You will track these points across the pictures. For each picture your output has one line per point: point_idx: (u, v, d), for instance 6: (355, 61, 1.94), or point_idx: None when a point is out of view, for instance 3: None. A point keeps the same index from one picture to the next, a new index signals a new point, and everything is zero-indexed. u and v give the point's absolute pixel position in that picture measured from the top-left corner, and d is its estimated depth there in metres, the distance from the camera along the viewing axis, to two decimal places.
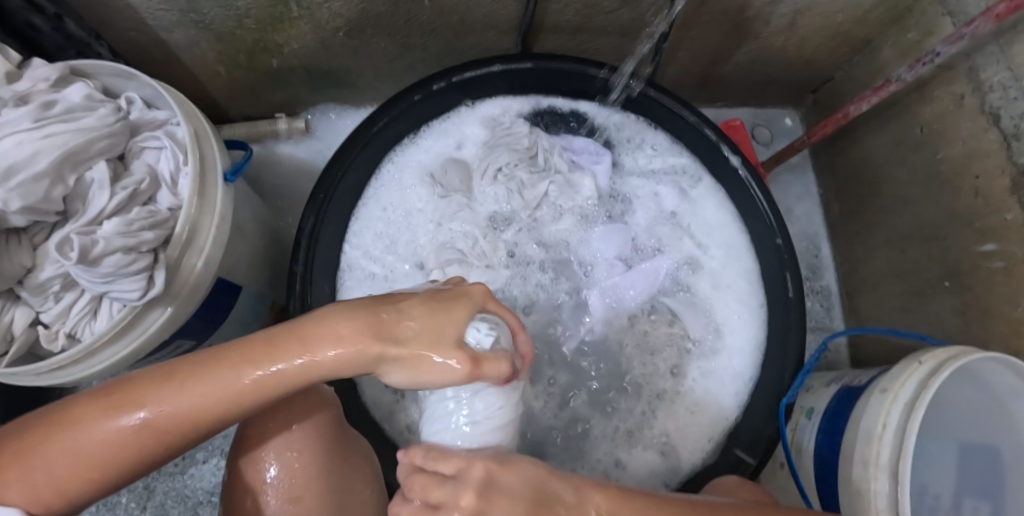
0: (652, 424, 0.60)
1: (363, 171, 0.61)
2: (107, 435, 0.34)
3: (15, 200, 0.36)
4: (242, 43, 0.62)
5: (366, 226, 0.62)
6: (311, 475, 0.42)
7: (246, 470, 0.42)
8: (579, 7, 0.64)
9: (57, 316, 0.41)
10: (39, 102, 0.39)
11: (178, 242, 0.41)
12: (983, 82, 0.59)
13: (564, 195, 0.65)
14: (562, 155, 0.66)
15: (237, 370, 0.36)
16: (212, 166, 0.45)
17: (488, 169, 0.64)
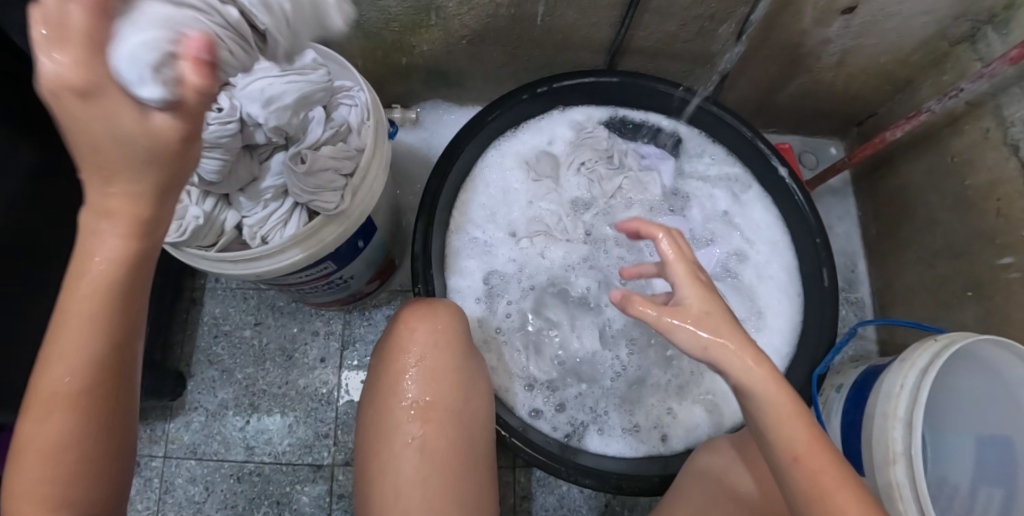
0: (699, 384, 0.68)
1: (472, 154, 0.72)
2: (39, 423, 0.32)
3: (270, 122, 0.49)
4: (388, 41, 0.77)
5: (473, 202, 0.73)
6: (445, 365, 0.52)
7: (392, 358, 0.52)
8: (662, 35, 0.77)
9: (258, 221, 0.55)
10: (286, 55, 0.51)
11: (362, 174, 0.55)
12: (1006, 118, 0.69)
13: (634, 190, 0.76)
14: (634, 157, 0.78)
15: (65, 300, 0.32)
16: (380, 124, 0.58)
17: (574, 162, 0.76)
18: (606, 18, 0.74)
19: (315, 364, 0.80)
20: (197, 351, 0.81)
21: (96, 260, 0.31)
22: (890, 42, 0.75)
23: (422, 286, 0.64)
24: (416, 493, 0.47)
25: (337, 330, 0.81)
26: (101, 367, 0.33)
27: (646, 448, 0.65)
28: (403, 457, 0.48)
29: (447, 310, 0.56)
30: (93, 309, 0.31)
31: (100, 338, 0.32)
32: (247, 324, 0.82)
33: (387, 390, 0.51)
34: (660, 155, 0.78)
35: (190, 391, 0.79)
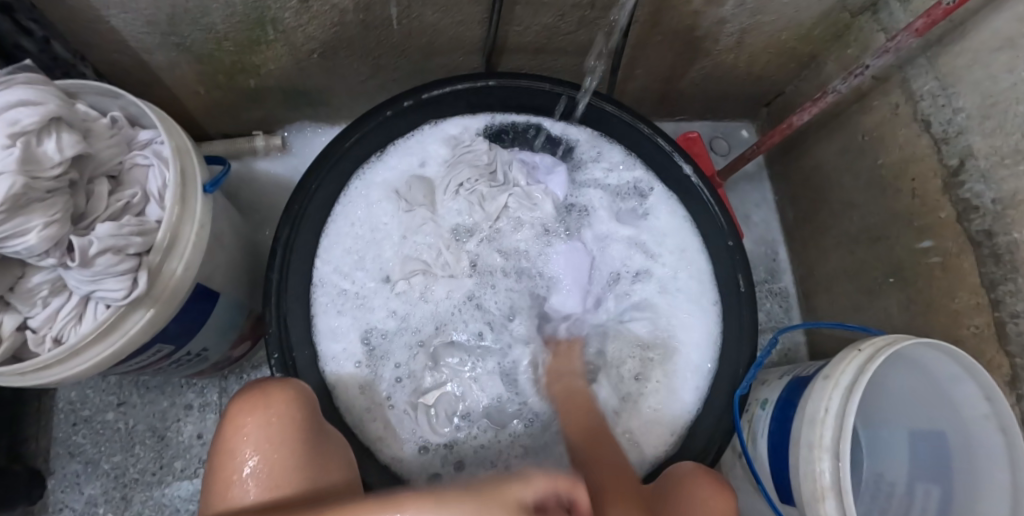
0: (614, 421, 0.63)
1: (324, 195, 0.62)
2: None
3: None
4: (222, 64, 0.66)
5: (333, 248, 0.63)
6: (284, 465, 0.42)
7: (219, 463, 0.43)
8: (539, 29, 0.68)
9: (44, 321, 0.44)
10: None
11: (161, 249, 0.43)
12: (914, 92, 0.65)
13: (523, 208, 0.68)
14: (520, 170, 0.69)
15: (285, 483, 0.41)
16: (191, 178, 0.47)
17: (451, 185, 0.67)
18: (471, 16, 0.64)
19: (191, 443, 0.70)
20: (56, 443, 0.70)
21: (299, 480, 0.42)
22: (787, 18, 0.69)
23: (278, 355, 0.56)
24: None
25: (213, 401, 0.71)
26: None
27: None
28: None
29: (286, 396, 0.46)
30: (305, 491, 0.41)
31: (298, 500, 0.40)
32: (109, 406, 0.71)
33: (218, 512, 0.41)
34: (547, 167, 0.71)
35: (52, 490, 0.69)
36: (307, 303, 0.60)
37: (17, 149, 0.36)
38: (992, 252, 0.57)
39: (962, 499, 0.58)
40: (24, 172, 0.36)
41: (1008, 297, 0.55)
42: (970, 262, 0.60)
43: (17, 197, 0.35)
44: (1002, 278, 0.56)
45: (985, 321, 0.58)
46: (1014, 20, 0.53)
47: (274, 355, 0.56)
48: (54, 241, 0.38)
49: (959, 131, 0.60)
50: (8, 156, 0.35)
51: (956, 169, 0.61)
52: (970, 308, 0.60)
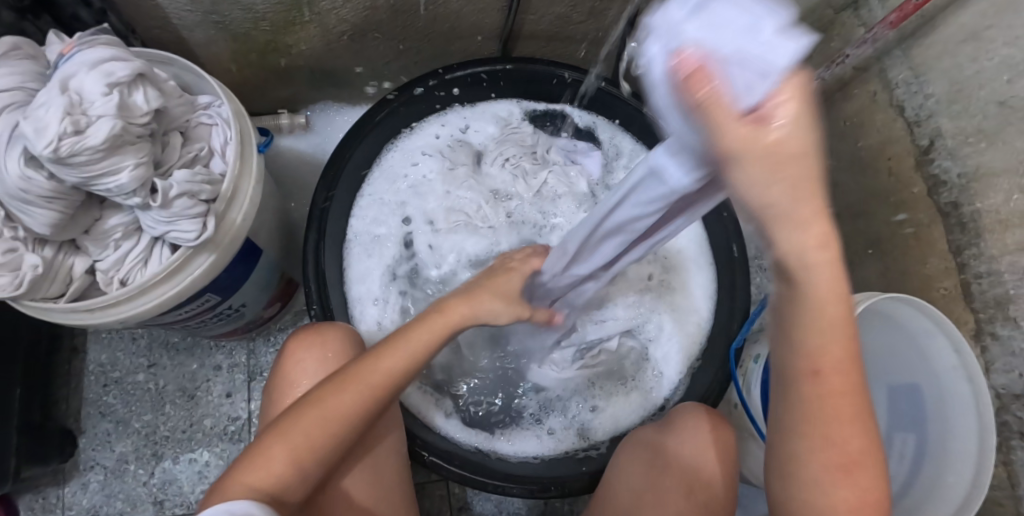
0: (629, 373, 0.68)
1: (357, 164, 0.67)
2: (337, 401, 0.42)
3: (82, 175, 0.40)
4: (256, 43, 0.70)
5: (369, 203, 0.69)
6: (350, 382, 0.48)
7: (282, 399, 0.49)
8: (553, 18, 0.74)
9: (112, 264, 0.48)
10: (97, 81, 0.41)
11: (225, 198, 0.48)
12: (890, 81, 0.73)
13: (562, 183, 0.73)
14: (559, 152, 0.75)
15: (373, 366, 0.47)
16: (249, 137, 0.52)
17: (498, 155, 0.74)
18: (492, 3, 0.70)
19: (221, 402, 0.73)
20: (87, 404, 0.73)
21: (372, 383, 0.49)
22: None
23: (318, 306, 0.60)
24: (354, 484, 0.48)
25: (241, 361, 0.74)
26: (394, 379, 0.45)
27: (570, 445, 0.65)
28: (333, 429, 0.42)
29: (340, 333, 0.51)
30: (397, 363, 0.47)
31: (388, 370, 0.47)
32: (139, 368, 0.74)
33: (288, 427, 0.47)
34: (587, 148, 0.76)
35: (83, 449, 0.71)
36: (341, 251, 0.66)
37: (115, 96, 0.40)
38: (958, 221, 0.64)
39: (936, 440, 0.65)
40: (120, 117, 0.40)
41: (973, 260, 0.62)
42: (939, 232, 0.67)
43: (115, 138, 0.40)
44: (967, 243, 0.63)
45: (954, 283, 0.65)
46: (977, 15, 0.61)
47: (315, 304, 0.60)
48: (141, 182, 0.42)
49: (929, 114, 0.67)
50: (108, 102, 0.40)
51: (926, 149, 0.68)
52: (939, 272, 0.67)
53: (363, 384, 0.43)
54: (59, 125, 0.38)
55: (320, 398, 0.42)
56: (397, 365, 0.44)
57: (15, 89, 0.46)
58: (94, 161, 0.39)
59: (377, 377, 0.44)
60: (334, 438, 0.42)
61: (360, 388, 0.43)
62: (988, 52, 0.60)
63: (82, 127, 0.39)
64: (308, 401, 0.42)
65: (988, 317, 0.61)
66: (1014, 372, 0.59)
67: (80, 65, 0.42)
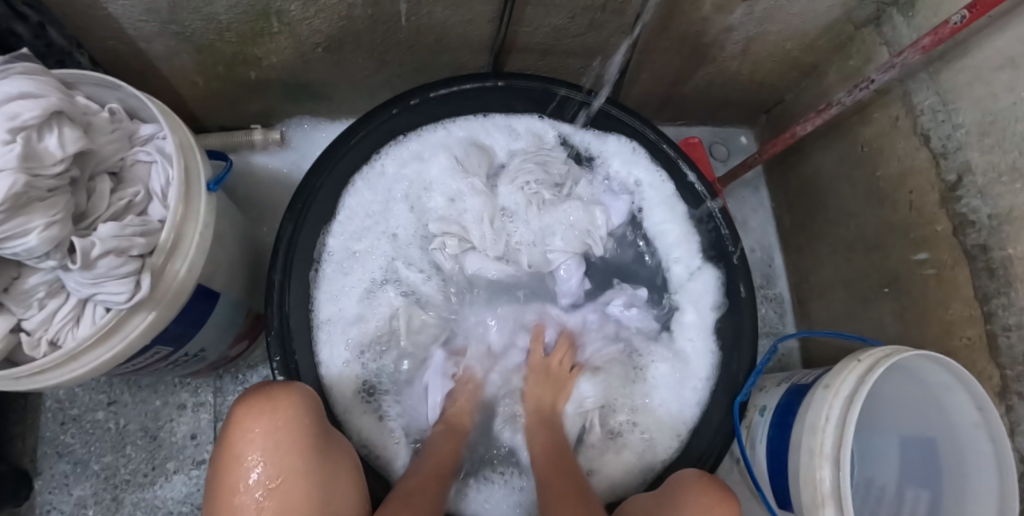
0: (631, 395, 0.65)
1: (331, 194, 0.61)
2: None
3: None
4: (222, 55, 0.64)
5: (352, 217, 0.62)
6: (296, 455, 0.43)
7: (230, 484, 0.42)
8: (548, 30, 0.68)
9: (39, 324, 0.43)
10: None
11: (164, 250, 0.42)
12: (915, 106, 0.67)
13: (581, 221, 0.68)
14: (587, 184, 0.69)
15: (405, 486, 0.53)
16: (194, 175, 0.46)
17: (515, 175, 0.67)
18: (480, 15, 0.63)
19: (185, 444, 0.68)
20: (43, 443, 0.68)
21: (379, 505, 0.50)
22: (792, 27, 0.69)
23: (280, 358, 0.56)
24: None
25: (207, 400, 0.69)
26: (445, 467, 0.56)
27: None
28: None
29: (292, 399, 0.45)
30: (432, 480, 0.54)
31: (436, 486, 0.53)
32: (99, 405, 0.69)
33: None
34: (616, 190, 0.69)
35: (40, 491, 0.67)
36: (309, 280, 0.59)
37: (16, 145, 0.34)
38: (986, 266, 0.59)
39: (952, 503, 0.60)
40: (23, 169, 0.34)
41: (1001, 310, 0.57)
42: (964, 275, 0.61)
43: (15, 196, 0.34)
44: (996, 291, 0.58)
45: (978, 333, 0.60)
46: (1015, 40, 0.55)
47: (277, 357, 0.55)
48: (56, 243, 0.37)
49: (958, 147, 0.61)
50: (8, 153, 0.34)
51: (954, 184, 0.62)
52: (963, 319, 0.62)
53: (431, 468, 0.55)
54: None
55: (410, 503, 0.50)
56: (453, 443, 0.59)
57: None
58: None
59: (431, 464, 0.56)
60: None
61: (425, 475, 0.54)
62: None
63: None
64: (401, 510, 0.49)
65: (1017, 375, 0.56)
66: None
67: None
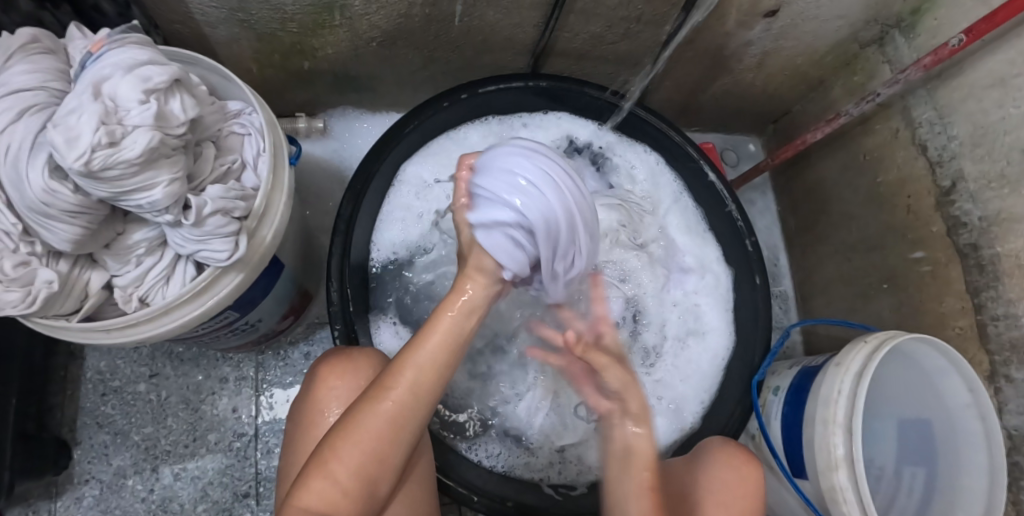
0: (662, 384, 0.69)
1: (415, 141, 0.67)
2: (374, 420, 0.43)
3: (110, 186, 0.39)
4: (280, 44, 0.67)
5: (414, 176, 0.69)
6: None
7: (306, 417, 0.49)
8: (587, 36, 0.73)
9: (131, 281, 0.48)
10: (131, 87, 0.40)
11: (257, 215, 0.47)
12: (914, 119, 0.74)
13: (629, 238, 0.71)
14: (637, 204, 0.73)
15: (387, 394, 0.44)
16: (281, 148, 0.51)
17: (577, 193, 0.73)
18: (528, 19, 0.68)
19: (226, 416, 0.70)
20: (82, 413, 0.69)
21: (370, 419, 0.43)
22: (805, 44, 0.77)
23: (342, 325, 0.59)
24: None
25: (250, 374, 0.72)
26: (422, 405, 0.45)
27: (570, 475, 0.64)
28: (350, 451, 0.42)
29: (369, 360, 0.50)
30: (419, 400, 0.44)
31: (416, 418, 0.44)
32: (140, 377, 0.71)
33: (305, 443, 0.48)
34: (684, 266, 0.73)
35: (77, 462, 0.68)
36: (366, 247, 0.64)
37: (152, 105, 0.40)
38: (977, 263, 0.65)
39: (945, 477, 0.66)
40: (156, 128, 0.40)
41: (990, 302, 0.64)
42: (957, 271, 0.68)
43: (150, 151, 0.39)
44: (986, 285, 0.64)
45: (969, 323, 0.67)
46: (1005, 62, 0.62)
47: (338, 324, 0.59)
48: (173, 198, 0.42)
49: (953, 156, 0.68)
50: (145, 112, 0.39)
51: (948, 190, 0.69)
52: (955, 312, 0.68)
53: (393, 396, 0.44)
54: (93, 136, 0.37)
55: (327, 456, 0.43)
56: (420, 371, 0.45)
57: (37, 88, 0.44)
58: (127, 175, 0.39)
59: (404, 388, 0.44)
60: (385, 454, 0.43)
61: (388, 404, 0.43)
62: (1015, 100, 0.61)
63: (117, 138, 0.38)
64: (317, 461, 0.43)
65: (1004, 360, 0.62)
66: None
67: (115, 68, 0.41)
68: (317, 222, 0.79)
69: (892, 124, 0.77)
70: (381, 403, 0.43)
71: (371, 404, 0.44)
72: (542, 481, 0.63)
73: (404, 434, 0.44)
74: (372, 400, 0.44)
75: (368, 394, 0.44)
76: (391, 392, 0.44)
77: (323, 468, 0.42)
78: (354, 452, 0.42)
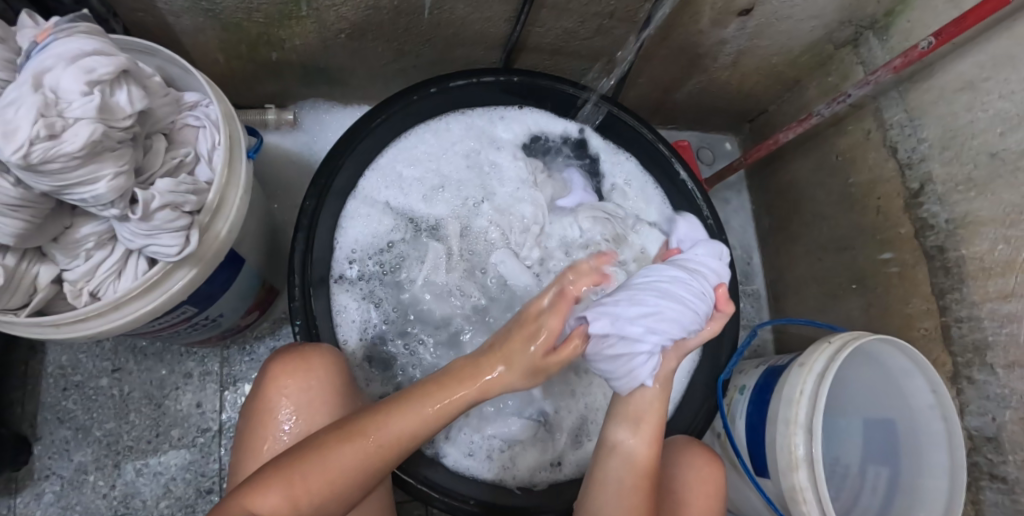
0: None
1: (396, 123, 0.67)
2: (345, 455, 0.43)
3: (53, 180, 0.38)
4: (246, 35, 0.66)
5: (381, 171, 0.68)
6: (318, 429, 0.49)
7: (254, 414, 0.49)
8: (560, 31, 0.72)
9: (81, 275, 0.47)
10: (74, 78, 0.39)
11: (210, 210, 0.47)
12: (886, 121, 0.74)
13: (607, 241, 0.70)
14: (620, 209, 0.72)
15: (366, 432, 0.44)
16: (238, 141, 0.51)
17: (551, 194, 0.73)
18: (499, 13, 0.68)
19: (190, 412, 0.70)
20: (43, 409, 0.68)
21: (342, 451, 0.43)
22: (780, 43, 0.77)
23: (302, 323, 0.59)
24: None
25: (214, 370, 0.71)
26: (399, 453, 0.44)
27: (532, 476, 0.64)
28: (313, 476, 0.42)
29: (326, 365, 0.50)
30: (399, 446, 0.44)
31: (391, 461, 0.44)
32: (103, 372, 0.70)
33: (255, 437, 0.48)
34: None
35: (38, 457, 0.67)
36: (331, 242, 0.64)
37: (96, 97, 0.39)
38: (942, 264, 0.66)
39: (906, 477, 0.67)
40: (100, 120, 0.39)
41: (954, 304, 0.64)
42: (923, 273, 0.68)
43: (93, 143, 0.38)
44: (950, 287, 0.65)
45: (934, 325, 0.67)
46: (975, 66, 0.62)
47: (298, 321, 0.58)
48: (120, 192, 0.41)
49: (922, 159, 0.68)
50: (88, 103, 0.38)
51: (917, 192, 0.69)
52: (922, 313, 0.69)
53: (372, 442, 0.43)
54: (32, 129, 0.36)
55: (292, 472, 0.42)
56: (407, 425, 0.44)
57: None
58: (70, 168, 0.38)
59: (384, 436, 0.44)
60: (350, 486, 0.43)
61: (367, 443, 0.43)
62: (983, 104, 0.61)
63: (58, 130, 0.37)
64: (279, 476, 0.42)
65: (966, 361, 0.63)
66: (988, 415, 0.60)
67: (57, 58, 0.40)
68: (283, 215, 0.78)
69: (864, 124, 0.77)
70: (360, 442, 0.43)
71: (345, 437, 0.43)
72: (504, 479, 0.63)
73: (375, 473, 0.44)
74: (349, 433, 0.44)
75: (347, 424, 0.44)
76: (371, 433, 0.43)
77: (280, 484, 0.41)
78: (316, 477, 0.42)
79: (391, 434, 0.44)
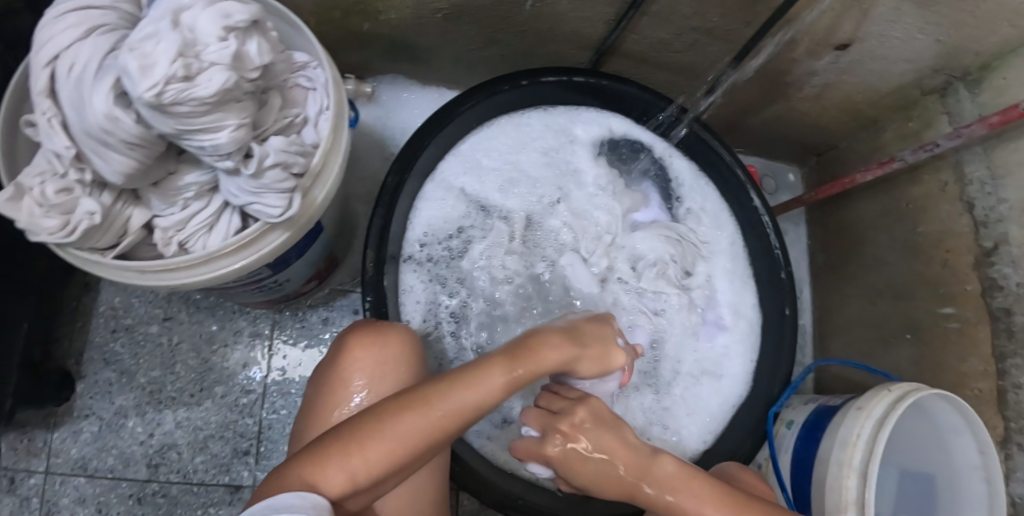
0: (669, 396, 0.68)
1: (482, 111, 0.67)
2: (411, 427, 0.37)
3: (177, 123, 0.37)
4: (344, 2, 0.65)
5: (461, 156, 0.67)
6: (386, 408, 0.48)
7: (327, 382, 0.49)
8: (654, 41, 0.71)
9: (174, 224, 0.46)
10: (212, 22, 0.38)
11: (313, 175, 0.46)
12: (965, 175, 0.72)
13: (676, 257, 0.70)
14: (689, 228, 0.72)
15: (431, 403, 0.38)
16: (343, 108, 0.50)
17: (623, 201, 0.72)
18: (600, 14, 0.67)
19: (236, 370, 0.69)
20: (90, 348, 0.68)
21: (406, 422, 0.37)
22: (869, 83, 0.76)
23: (373, 298, 0.58)
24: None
25: (264, 332, 0.71)
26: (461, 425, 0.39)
27: None
28: (376, 448, 0.37)
29: (401, 341, 0.50)
30: (464, 417, 0.39)
31: (452, 431, 0.39)
32: (154, 318, 0.69)
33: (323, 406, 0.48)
34: (719, 322, 0.70)
35: (80, 395, 0.67)
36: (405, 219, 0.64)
37: (232, 44, 0.38)
38: (1006, 328, 0.65)
39: None
40: (232, 68, 0.38)
41: (1015, 370, 0.63)
42: (985, 333, 0.68)
43: (224, 91, 0.38)
44: (1012, 352, 0.64)
45: (988, 386, 0.67)
46: None
47: (370, 296, 0.58)
48: (237, 144, 0.41)
49: (999, 219, 0.67)
50: (225, 49, 0.38)
51: (989, 250, 0.68)
52: (978, 373, 0.68)
53: (440, 412, 0.38)
54: (169, 67, 0.35)
55: (353, 444, 0.37)
56: (472, 399, 0.39)
57: (108, 9, 0.42)
58: (198, 113, 0.37)
59: (449, 410, 0.38)
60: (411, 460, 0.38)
61: (433, 416, 0.38)
62: None
63: (193, 72, 0.36)
64: (339, 446, 0.37)
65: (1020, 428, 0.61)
66: None
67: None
68: (353, 188, 0.78)
69: (942, 175, 0.76)
70: (427, 414, 0.38)
71: (410, 408, 0.38)
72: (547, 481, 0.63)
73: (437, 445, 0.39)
74: (413, 404, 0.38)
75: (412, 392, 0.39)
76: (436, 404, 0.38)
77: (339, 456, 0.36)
78: (380, 450, 0.37)
79: (459, 407, 0.39)
